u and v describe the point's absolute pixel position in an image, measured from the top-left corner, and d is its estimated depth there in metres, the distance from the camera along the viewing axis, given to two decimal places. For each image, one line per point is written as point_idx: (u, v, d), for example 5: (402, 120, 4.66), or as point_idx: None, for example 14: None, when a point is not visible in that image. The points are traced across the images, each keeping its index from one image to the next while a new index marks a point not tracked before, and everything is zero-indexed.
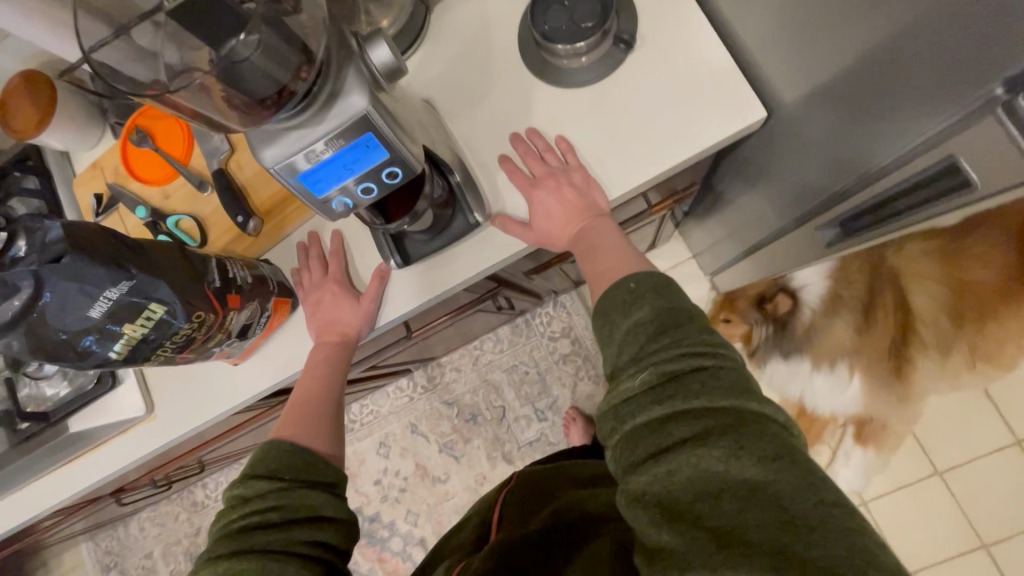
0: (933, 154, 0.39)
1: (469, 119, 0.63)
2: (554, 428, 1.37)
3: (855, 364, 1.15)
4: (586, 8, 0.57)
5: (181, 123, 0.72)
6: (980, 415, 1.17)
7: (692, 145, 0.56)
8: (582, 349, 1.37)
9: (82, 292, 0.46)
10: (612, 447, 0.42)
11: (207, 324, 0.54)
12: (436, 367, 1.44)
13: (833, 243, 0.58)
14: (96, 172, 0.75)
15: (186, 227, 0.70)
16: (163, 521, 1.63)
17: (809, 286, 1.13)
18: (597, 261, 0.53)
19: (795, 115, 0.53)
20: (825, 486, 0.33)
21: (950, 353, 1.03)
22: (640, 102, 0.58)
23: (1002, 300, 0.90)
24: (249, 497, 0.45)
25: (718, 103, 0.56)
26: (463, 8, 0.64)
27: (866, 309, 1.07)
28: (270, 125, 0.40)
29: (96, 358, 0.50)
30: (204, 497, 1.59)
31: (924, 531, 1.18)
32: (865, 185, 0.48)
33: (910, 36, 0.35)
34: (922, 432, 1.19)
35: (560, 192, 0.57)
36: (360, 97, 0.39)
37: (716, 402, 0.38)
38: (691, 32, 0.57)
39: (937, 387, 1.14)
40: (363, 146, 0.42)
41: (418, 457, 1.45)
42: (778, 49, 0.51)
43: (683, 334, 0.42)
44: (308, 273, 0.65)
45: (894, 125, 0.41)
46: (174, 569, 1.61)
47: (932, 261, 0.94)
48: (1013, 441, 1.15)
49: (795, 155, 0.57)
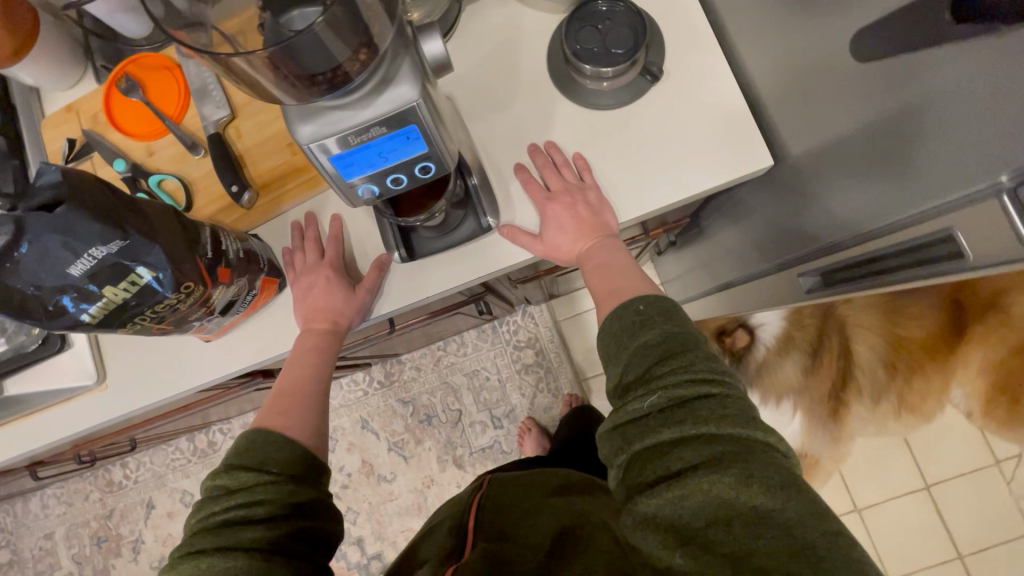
0: (923, 226, 0.41)
1: (488, 123, 0.63)
2: (508, 437, 1.36)
3: (799, 401, 1.23)
4: (620, 34, 0.58)
5: (176, 78, 0.67)
6: (899, 460, 1.25)
7: (699, 183, 0.59)
8: (545, 361, 1.36)
9: (67, 246, 0.42)
10: (619, 464, 0.45)
11: (193, 296, 0.51)
12: (395, 364, 1.41)
13: (811, 291, 0.58)
14: (71, 115, 0.69)
15: (170, 189, 0.66)
16: (71, 499, 1.49)
17: (766, 324, 1.19)
18: (605, 280, 0.56)
19: (796, 167, 0.57)
20: (824, 513, 0.37)
21: (880, 399, 1.19)
22: (655, 133, 0.60)
23: (929, 356, 1.11)
24: (235, 490, 0.45)
25: (727, 146, 0.59)
26: (493, 13, 0.65)
27: (815, 351, 1.19)
28: (315, 102, 0.39)
29: (67, 320, 0.45)
30: (122, 477, 1.47)
31: None
32: (853, 242, 0.50)
33: (921, 112, 0.39)
34: (848, 472, 1.26)
35: (576, 209, 0.58)
36: (410, 88, 0.39)
37: (722, 430, 0.41)
38: (710, 75, 0.60)
39: (866, 430, 1.24)
40: (403, 137, 0.42)
41: (366, 455, 1.41)
42: (789, 105, 0.54)
43: (689, 360, 0.44)
44: (301, 255, 0.63)
45: (890, 192, 0.44)
46: (78, 552, 1.48)
47: (874, 314, 1.13)
48: (923, 486, 1.25)
49: (789, 202, 0.59)
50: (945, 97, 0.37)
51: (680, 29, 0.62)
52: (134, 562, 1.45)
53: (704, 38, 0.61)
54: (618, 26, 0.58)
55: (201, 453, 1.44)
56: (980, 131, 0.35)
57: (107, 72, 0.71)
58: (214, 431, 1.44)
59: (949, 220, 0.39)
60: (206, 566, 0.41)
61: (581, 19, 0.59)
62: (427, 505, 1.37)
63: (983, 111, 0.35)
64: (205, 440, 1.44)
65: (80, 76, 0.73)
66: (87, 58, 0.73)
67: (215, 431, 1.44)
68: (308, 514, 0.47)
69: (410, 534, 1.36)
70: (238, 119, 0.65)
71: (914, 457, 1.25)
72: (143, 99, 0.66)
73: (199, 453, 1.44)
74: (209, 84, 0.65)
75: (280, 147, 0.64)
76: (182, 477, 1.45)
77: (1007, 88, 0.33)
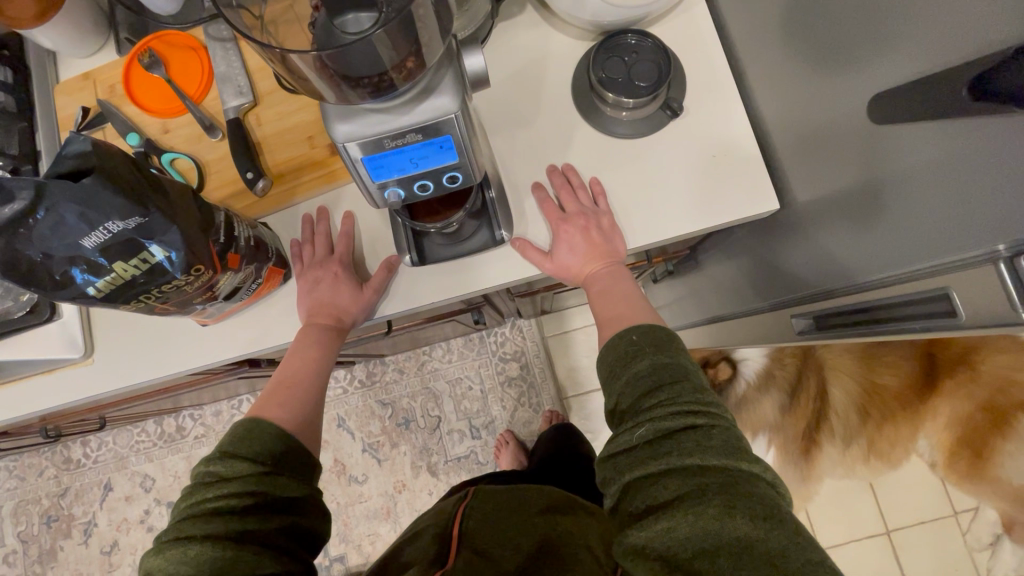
0: (923, 282, 0.43)
1: (507, 139, 0.65)
2: (484, 448, 1.35)
3: (773, 438, 1.28)
4: (644, 69, 0.60)
5: (201, 59, 0.67)
6: (861, 503, 1.29)
7: (707, 218, 0.61)
8: (528, 376, 1.37)
9: (82, 218, 0.41)
10: (612, 495, 0.45)
11: (202, 279, 0.50)
12: (378, 364, 1.40)
13: (804, 333, 0.59)
14: (88, 83, 0.69)
15: (182, 168, 0.65)
16: (23, 474, 1.44)
17: (748, 360, 1.26)
18: (609, 305, 0.58)
19: (798, 213, 0.59)
20: (810, 546, 0.36)
21: (850, 443, 1.21)
22: (668, 166, 0.62)
23: (900, 406, 1.14)
24: (228, 478, 0.47)
25: (735, 186, 0.61)
26: (522, 33, 0.67)
27: (793, 391, 1.22)
28: (356, 105, 0.41)
29: (72, 291, 0.44)
30: (81, 455, 1.42)
31: None
32: (849, 291, 0.52)
33: (920, 178, 0.41)
34: (812, 510, 1.30)
35: (586, 233, 0.59)
36: (449, 99, 0.41)
37: (708, 461, 0.41)
38: (725, 117, 0.63)
39: (834, 472, 1.26)
40: (436, 146, 0.45)
41: (339, 454, 1.39)
42: (797, 154, 0.57)
43: (678, 391, 0.45)
44: (310, 248, 0.64)
45: (890, 247, 0.46)
46: (24, 530, 1.41)
47: (850, 358, 1.17)
48: (883, 530, 1.28)
49: (788, 245, 0.61)
50: (941, 167, 0.39)
51: (700, 70, 0.64)
52: (84, 545, 1.39)
53: (721, 80, 0.64)
54: (643, 60, 0.60)
55: (168, 438, 1.41)
56: (975, 203, 0.37)
57: (129, 45, 0.71)
58: (183, 416, 1.40)
59: (948, 280, 0.40)
60: (195, 553, 0.43)
61: (609, 49, 0.61)
62: (396, 511, 1.35)
63: (977, 184, 0.36)
64: (174, 424, 1.40)
65: (100, 46, 0.72)
66: (109, 29, 0.72)
67: (185, 416, 1.40)
68: (295, 508, 0.49)
69: (375, 539, 1.34)
70: (260, 107, 0.65)
71: (881, 503, 1.29)
72: (165, 76, 0.65)
73: (166, 437, 1.41)
74: (233, 68, 0.65)
75: (299, 139, 0.64)
76: (144, 461, 1.40)
77: (996, 167, 0.35)
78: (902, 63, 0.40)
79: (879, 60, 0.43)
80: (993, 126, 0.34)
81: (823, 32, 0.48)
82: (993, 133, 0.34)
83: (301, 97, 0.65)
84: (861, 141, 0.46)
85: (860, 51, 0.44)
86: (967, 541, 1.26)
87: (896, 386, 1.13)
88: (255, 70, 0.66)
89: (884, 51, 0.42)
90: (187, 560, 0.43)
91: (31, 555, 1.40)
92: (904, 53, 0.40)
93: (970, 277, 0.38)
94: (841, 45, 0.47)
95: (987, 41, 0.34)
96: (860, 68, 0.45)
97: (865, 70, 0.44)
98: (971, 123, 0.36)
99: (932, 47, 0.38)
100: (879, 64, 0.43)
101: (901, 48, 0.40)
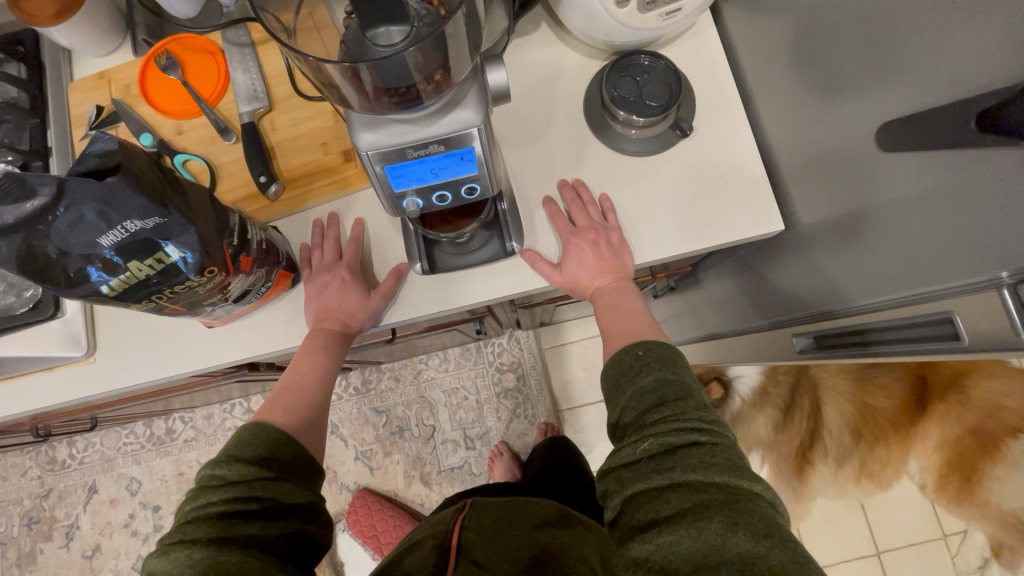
0: (924, 305, 0.44)
1: (521, 153, 0.66)
2: (479, 459, 1.35)
3: (766, 455, 1.26)
4: (655, 90, 0.61)
5: (218, 63, 0.68)
6: (852, 522, 1.29)
7: (713, 237, 0.62)
8: (525, 388, 1.36)
9: (101, 216, 0.41)
10: (613, 508, 0.46)
11: (214, 281, 0.51)
12: (374, 371, 1.39)
13: (804, 352, 0.60)
14: (102, 82, 0.69)
15: (193, 168, 0.66)
16: (5, 474, 1.40)
17: (743, 377, 1.23)
18: (616, 320, 0.59)
19: (801, 234, 0.60)
20: (809, 566, 0.37)
21: (842, 463, 1.21)
22: (672, 183, 0.64)
23: (892, 427, 1.17)
24: (233, 482, 0.47)
25: (742, 207, 0.62)
26: (538, 50, 0.68)
27: (787, 408, 1.21)
28: (383, 115, 0.43)
29: (86, 289, 0.43)
30: (66, 456, 1.39)
31: (817, 556, 1.28)
32: (850, 314, 0.53)
33: (921, 206, 0.42)
34: (805, 528, 1.29)
35: (596, 247, 0.60)
36: (473, 113, 0.43)
37: (710, 478, 0.42)
38: (733, 139, 0.64)
39: (827, 492, 1.25)
40: (457, 158, 0.47)
41: (331, 461, 1.37)
42: (800, 178, 0.58)
43: (682, 408, 0.46)
44: (319, 252, 0.64)
45: (890, 269, 0.47)
46: (5, 531, 1.38)
47: (845, 378, 1.18)
48: (874, 552, 1.28)
49: (786, 266, 0.63)
50: (947, 195, 0.40)
51: (710, 94, 0.66)
52: (65, 549, 1.36)
53: (731, 104, 0.66)
54: (655, 81, 0.61)
55: (157, 441, 1.38)
56: (979, 232, 0.38)
57: (146, 46, 0.71)
58: (174, 418, 1.38)
59: (950, 304, 0.41)
60: (200, 557, 0.42)
61: (622, 68, 0.62)
62: None
63: (976, 215, 0.38)
64: (164, 426, 1.38)
65: (116, 47, 0.73)
66: (126, 30, 0.73)
67: (176, 419, 1.38)
68: (298, 515, 0.49)
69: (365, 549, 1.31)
70: (275, 112, 0.66)
71: (871, 524, 1.29)
72: (181, 79, 0.66)
73: (155, 439, 1.38)
74: (250, 74, 0.66)
75: (313, 145, 0.65)
76: (132, 464, 1.38)
77: (995, 199, 0.36)
78: (907, 94, 0.42)
79: (885, 92, 0.44)
80: (996, 158, 0.35)
81: (828, 60, 0.50)
82: (997, 167, 0.35)
83: (317, 104, 0.66)
84: (864, 168, 0.48)
85: (865, 81, 0.46)
86: (957, 564, 1.27)
87: (889, 408, 1.16)
88: (271, 76, 0.67)
89: (888, 82, 0.43)
90: (191, 563, 0.42)
91: (9, 557, 1.37)
92: (907, 86, 0.42)
93: (970, 302, 0.40)
94: (848, 74, 0.48)
95: (990, 77, 0.35)
96: (865, 96, 0.46)
97: (870, 99, 0.46)
98: (974, 155, 0.37)
99: (935, 82, 0.39)
100: (885, 92, 0.44)
101: (905, 79, 0.42)
